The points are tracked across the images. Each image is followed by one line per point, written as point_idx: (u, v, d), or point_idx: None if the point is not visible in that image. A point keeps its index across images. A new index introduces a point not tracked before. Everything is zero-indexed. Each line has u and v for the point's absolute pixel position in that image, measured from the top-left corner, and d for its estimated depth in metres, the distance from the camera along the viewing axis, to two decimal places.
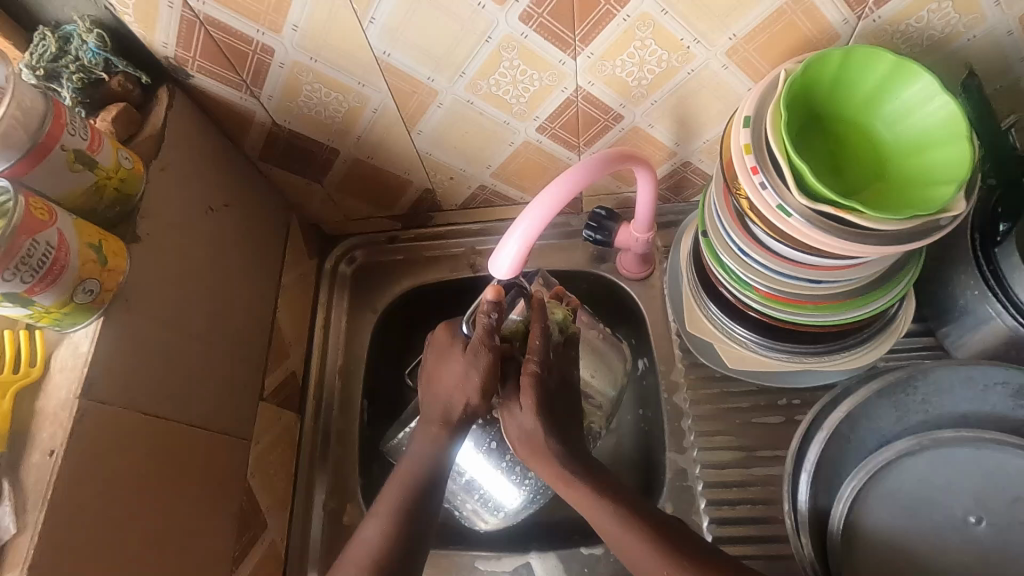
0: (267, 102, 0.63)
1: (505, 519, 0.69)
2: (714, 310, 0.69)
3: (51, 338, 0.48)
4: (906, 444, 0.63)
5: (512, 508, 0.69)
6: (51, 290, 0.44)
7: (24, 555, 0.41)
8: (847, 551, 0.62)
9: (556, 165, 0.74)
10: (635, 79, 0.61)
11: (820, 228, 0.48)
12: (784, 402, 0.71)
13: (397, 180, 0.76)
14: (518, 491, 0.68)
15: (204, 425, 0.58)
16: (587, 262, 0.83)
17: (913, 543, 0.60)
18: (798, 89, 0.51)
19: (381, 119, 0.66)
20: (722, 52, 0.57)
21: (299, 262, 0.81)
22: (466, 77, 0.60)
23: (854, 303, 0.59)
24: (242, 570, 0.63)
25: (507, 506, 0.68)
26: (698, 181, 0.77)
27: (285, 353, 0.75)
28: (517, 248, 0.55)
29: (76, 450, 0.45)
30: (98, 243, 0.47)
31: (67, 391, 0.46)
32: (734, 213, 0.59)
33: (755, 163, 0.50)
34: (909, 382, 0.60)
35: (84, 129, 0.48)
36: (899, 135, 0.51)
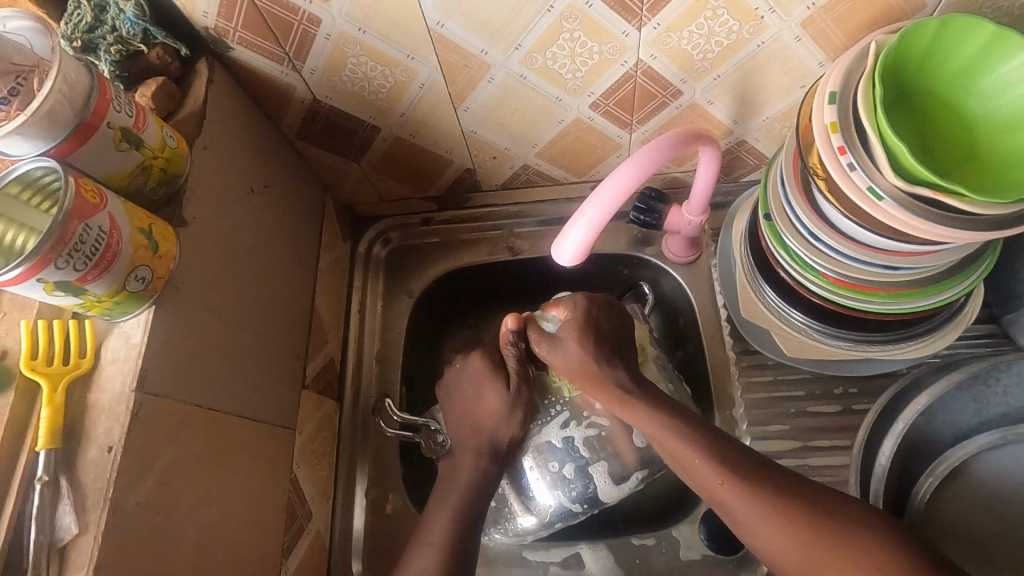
0: (309, 77, 0.60)
1: (516, 532, 0.67)
2: (772, 295, 0.66)
3: (100, 328, 0.45)
4: (990, 436, 0.69)
5: (526, 523, 0.66)
6: (103, 278, 0.41)
7: (88, 557, 0.39)
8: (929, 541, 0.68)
9: (606, 144, 0.70)
10: (700, 52, 0.57)
11: (914, 212, 0.45)
12: (841, 391, 0.69)
13: (436, 160, 0.73)
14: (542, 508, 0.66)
15: (251, 415, 0.57)
16: (630, 246, 0.80)
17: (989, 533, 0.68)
18: (888, 63, 0.47)
19: (427, 95, 0.62)
20: (797, 22, 0.54)
21: (334, 245, 0.79)
22: (523, 49, 0.56)
23: (927, 291, 0.57)
24: (291, 562, 0.62)
25: (523, 517, 0.66)
26: (751, 161, 0.74)
27: (322, 339, 0.73)
28: (584, 233, 0.52)
29: (133, 447, 0.43)
30: (149, 228, 0.44)
31: (120, 384, 0.44)
32: (806, 196, 0.56)
33: (843, 142, 0.47)
34: (991, 374, 0.65)
35: (129, 105, 0.44)
36: (994, 113, 0.48)
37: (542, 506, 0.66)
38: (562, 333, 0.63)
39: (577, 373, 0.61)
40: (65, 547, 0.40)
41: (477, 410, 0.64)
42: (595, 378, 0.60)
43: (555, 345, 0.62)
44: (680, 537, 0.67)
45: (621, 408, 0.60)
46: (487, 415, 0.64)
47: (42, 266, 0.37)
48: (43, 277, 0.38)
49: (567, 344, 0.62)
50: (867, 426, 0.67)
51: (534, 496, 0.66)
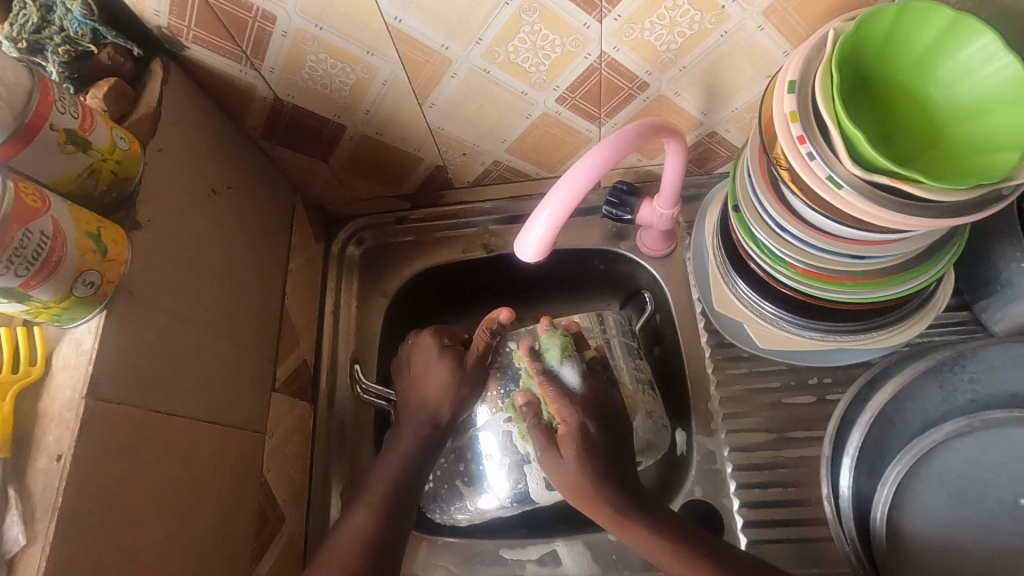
0: (269, 75, 0.59)
1: (466, 513, 0.68)
2: (744, 288, 0.66)
3: (52, 334, 0.45)
4: (956, 425, 0.62)
5: (473, 503, 0.67)
6: (48, 283, 0.40)
7: (36, 568, 0.39)
8: (892, 554, 0.61)
9: (576, 138, 0.70)
10: (664, 43, 0.57)
11: (872, 200, 0.45)
12: (815, 381, 0.69)
13: (405, 158, 0.72)
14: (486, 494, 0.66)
15: (216, 419, 0.56)
16: (605, 240, 0.80)
17: (965, 539, 0.60)
18: (847, 50, 0.47)
19: (391, 91, 0.62)
20: (758, 12, 0.53)
21: (306, 245, 0.78)
22: (483, 44, 0.56)
23: (895, 279, 0.57)
24: (262, 566, 0.61)
25: (472, 499, 0.67)
26: (723, 153, 0.73)
27: (294, 341, 0.72)
28: (545, 228, 0.51)
29: (84, 454, 0.42)
30: (97, 231, 0.43)
31: (71, 391, 0.43)
32: (771, 186, 0.56)
33: (801, 131, 0.46)
34: (957, 362, 0.59)
35: (75, 106, 0.44)
36: (955, 99, 0.47)
37: (492, 492, 0.66)
38: (563, 450, 0.58)
39: (569, 491, 0.59)
40: (14, 558, 0.39)
41: (424, 385, 0.67)
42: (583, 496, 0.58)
43: (553, 459, 0.59)
44: None
45: (615, 525, 0.58)
46: (433, 392, 0.66)
47: None
48: None
49: (566, 459, 0.58)
50: (838, 415, 0.65)
51: (491, 479, 0.66)
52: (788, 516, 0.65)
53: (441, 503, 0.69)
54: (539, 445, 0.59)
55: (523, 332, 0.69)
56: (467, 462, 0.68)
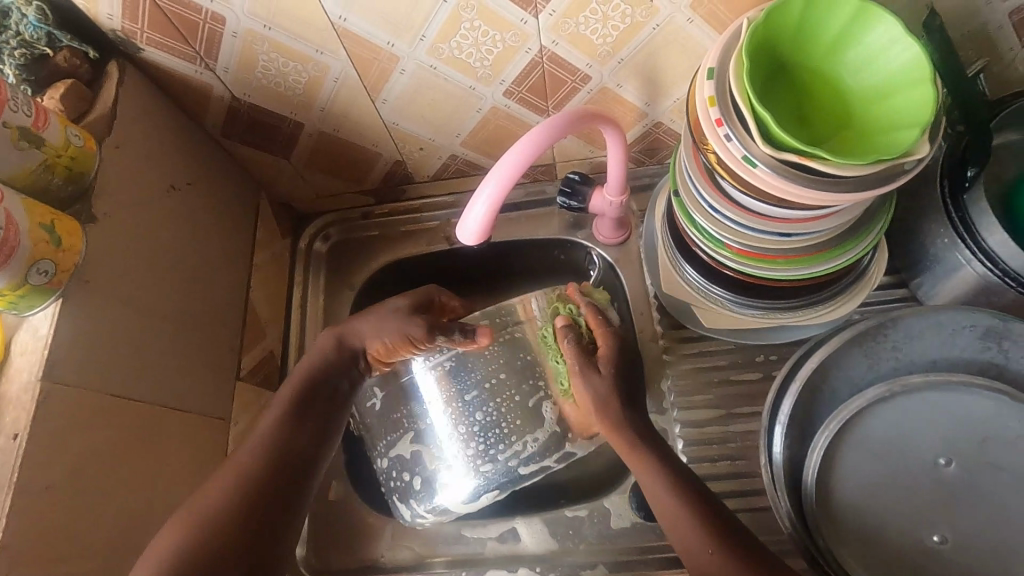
0: (224, 75, 0.61)
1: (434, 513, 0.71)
2: (689, 270, 0.69)
3: (11, 322, 0.47)
4: (877, 392, 0.62)
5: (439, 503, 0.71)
6: (3, 272, 0.42)
7: None
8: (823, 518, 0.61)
9: (526, 131, 0.72)
10: (600, 37, 0.60)
11: (784, 177, 0.48)
12: (762, 358, 0.72)
13: (364, 152, 0.75)
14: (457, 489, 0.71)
15: (177, 404, 0.58)
16: (563, 230, 0.82)
17: (889, 499, 0.60)
18: (761, 39, 0.50)
19: (343, 88, 0.64)
20: (685, 5, 0.56)
21: (272, 241, 0.80)
22: (427, 40, 0.59)
23: (824, 255, 0.60)
24: None
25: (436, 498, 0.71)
26: (671, 142, 0.76)
27: (260, 332, 0.74)
28: (483, 212, 0.54)
29: (41, 432, 0.44)
30: (51, 223, 0.46)
31: (27, 373, 0.45)
32: (703, 170, 0.59)
33: (719, 115, 0.49)
34: (880, 330, 0.60)
35: (28, 105, 0.46)
36: (864, 82, 0.50)
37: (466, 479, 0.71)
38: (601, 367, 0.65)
39: (594, 404, 0.64)
40: None
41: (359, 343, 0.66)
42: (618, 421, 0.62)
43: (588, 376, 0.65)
44: (612, 508, 0.69)
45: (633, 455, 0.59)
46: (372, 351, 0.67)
47: None
48: None
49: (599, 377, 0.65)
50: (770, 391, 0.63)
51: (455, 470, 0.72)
52: (735, 488, 0.67)
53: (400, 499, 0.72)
54: (574, 363, 0.66)
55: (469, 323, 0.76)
56: (421, 463, 0.72)
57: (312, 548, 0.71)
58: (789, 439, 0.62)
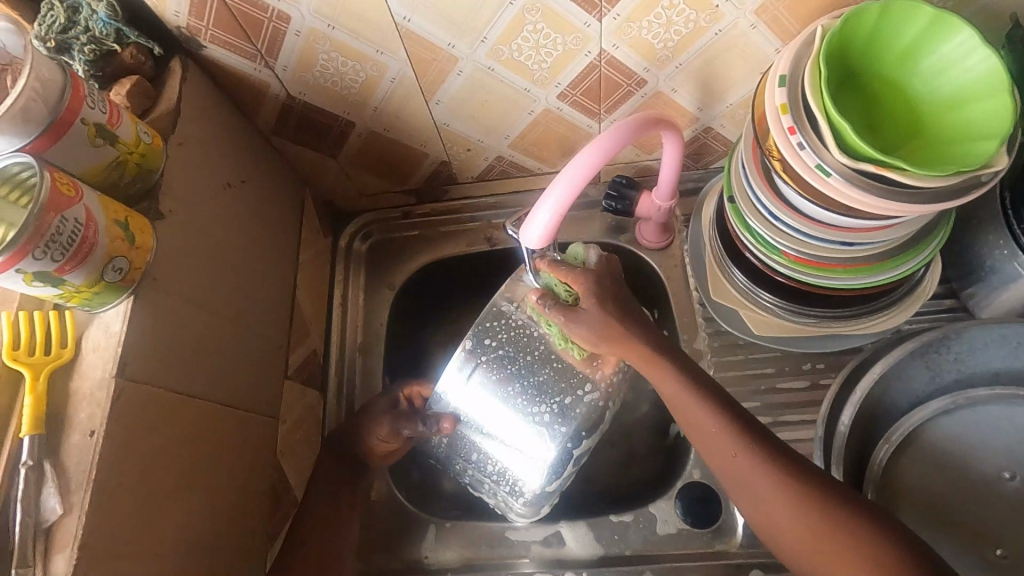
0: (282, 73, 0.61)
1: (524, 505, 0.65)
2: (739, 275, 0.69)
3: (81, 318, 0.47)
4: (942, 403, 0.65)
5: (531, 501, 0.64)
6: (81, 269, 0.42)
7: (73, 535, 0.41)
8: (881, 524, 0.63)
9: (576, 133, 0.72)
10: (661, 41, 0.59)
11: (859, 187, 0.47)
12: (808, 367, 0.71)
13: (411, 152, 0.75)
14: (532, 454, 0.60)
15: (233, 403, 0.58)
16: (605, 233, 0.82)
17: (950, 509, 0.62)
18: (834, 47, 0.49)
19: (399, 88, 0.64)
20: (751, 11, 0.56)
21: (315, 240, 0.80)
22: (488, 42, 0.58)
23: (884, 265, 0.59)
24: (277, 547, 0.63)
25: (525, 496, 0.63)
26: (719, 147, 0.76)
27: (305, 331, 0.74)
28: (548, 218, 0.54)
29: (116, 430, 0.44)
30: (125, 220, 0.46)
31: (101, 371, 0.45)
32: (764, 177, 0.58)
33: (792, 122, 0.49)
34: (942, 342, 0.61)
35: (103, 102, 0.46)
36: (936, 92, 0.50)
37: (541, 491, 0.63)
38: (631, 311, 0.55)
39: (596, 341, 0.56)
40: (50, 527, 0.41)
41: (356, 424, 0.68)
42: (620, 338, 0.57)
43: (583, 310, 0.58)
44: (658, 513, 0.69)
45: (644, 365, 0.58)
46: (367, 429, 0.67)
47: (21, 256, 0.39)
48: (21, 268, 0.39)
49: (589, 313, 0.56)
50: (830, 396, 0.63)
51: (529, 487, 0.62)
52: None
53: (490, 504, 0.67)
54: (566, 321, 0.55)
55: (483, 327, 0.56)
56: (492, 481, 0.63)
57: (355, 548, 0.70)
58: (856, 445, 0.63)
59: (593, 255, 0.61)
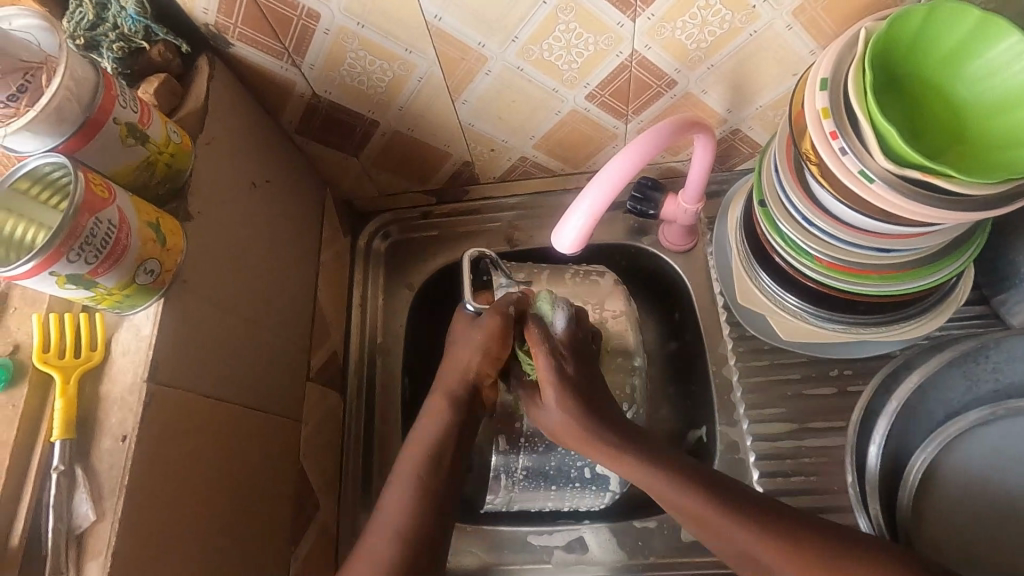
0: (308, 72, 0.60)
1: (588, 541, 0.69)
2: (766, 280, 0.68)
3: (110, 321, 0.46)
4: (981, 414, 0.69)
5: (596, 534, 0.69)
6: (114, 271, 0.42)
7: (106, 542, 0.40)
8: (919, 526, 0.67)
9: (601, 135, 0.71)
10: (694, 42, 0.58)
11: (903, 194, 0.46)
12: (835, 373, 0.70)
13: (434, 153, 0.74)
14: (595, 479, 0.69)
15: (258, 406, 0.58)
16: (626, 236, 0.81)
17: (987, 515, 0.66)
18: (877, 50, 0.48)
19: (426, 88, 0.63)
20: (788, 11, 0.55)
21: (335, 240, 0.79)
22: (519, 42, 0.57)
23: (920, 272, 0.58)
24: (300, 550, 0.63)
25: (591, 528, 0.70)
26: (745, 150, 0.75)
27: (326, 332, 0.74)
28: (582, 222, 0.54)
29: (147, 435, 0.43)
30: (156, 222, 0.45)
31: (132, 375, 0.44)
32: (799, 181, 0.57)
33: (834, 127, 0.48)
34: (980, 352, 0.66)
35: (134, 101, 0.45)
36: (981, 96, 0.49)
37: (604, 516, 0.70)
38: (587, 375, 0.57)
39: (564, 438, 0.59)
40: (82, 534, 0.41)
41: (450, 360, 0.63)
42: (578, 433, 0.59)
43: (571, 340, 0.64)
44: None
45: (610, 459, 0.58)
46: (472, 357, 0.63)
47: (55, 259, 0.38)
48: (55, 271, 0.39)
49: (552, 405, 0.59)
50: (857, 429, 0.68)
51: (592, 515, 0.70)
52: (811, 504, 0.66)
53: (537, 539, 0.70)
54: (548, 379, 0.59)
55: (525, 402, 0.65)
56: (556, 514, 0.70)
57: None
58: (891, 448, 0.69)
59: (561, 319, 0.64)
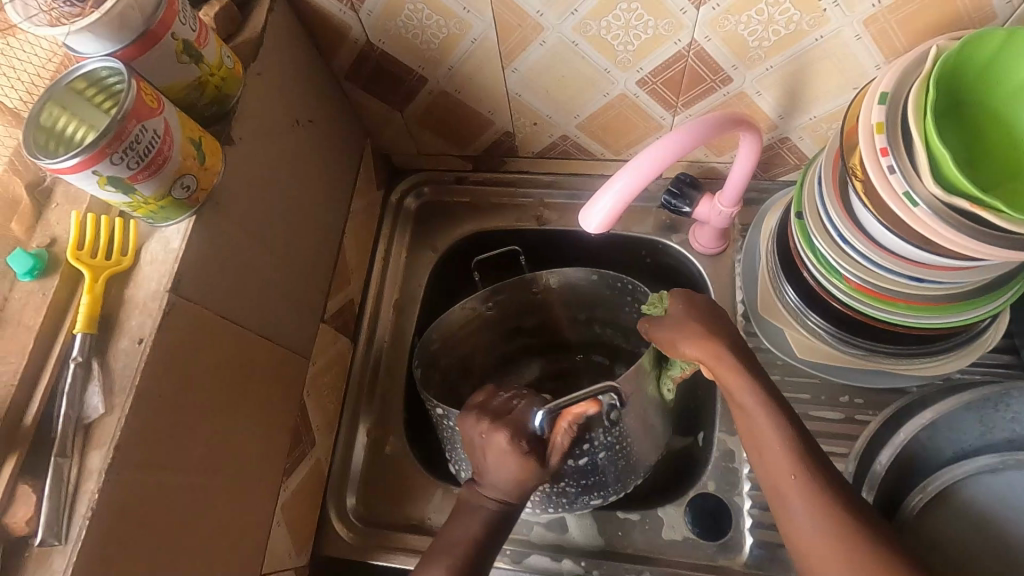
0: (366, 18, 0.61)
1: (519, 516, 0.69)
2: (791, 294, 0.67)
3: (143, 230, 0.48)
4: (991, 461, 0.63)
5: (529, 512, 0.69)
6: (153, 180, 0.43)
7: (112, 434, 0.42)
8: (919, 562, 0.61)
9: (647, 124, 0.70)
10: (756, 39, 0.57)
11: (946, 221, 0.45)
12: (846, 400, 0.67)
13: (478, 119, 0.74)
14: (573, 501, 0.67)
15: (271, 336, 0.59)
16: (656, 231, 0.80)
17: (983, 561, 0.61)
18: (945, 71, 0.47)
19: (479, 50, 0.63)
20: (859, 20, 0.53)
21: (368, 191, 0.80)
22: (578, 15, 0.57)
23: (952, 308, 0.56)
24: (291, 482, 0.64)
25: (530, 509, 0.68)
26: (791, 160, 0.73)
27: (346, 279, 0.75)
28: (612, 204, 0.54)
29: (164, 340, 0.45)
30: (198, 140, 0.47)
31: (156, 284, 0.46)
32: (840, 196, 0.56)
33: (886, 144, 0.46)
34: (1001, 398, 0.61)
35: (194, 20, 0.46)
36: None
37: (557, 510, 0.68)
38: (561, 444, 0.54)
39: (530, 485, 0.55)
40: (91, 424, 0.43)
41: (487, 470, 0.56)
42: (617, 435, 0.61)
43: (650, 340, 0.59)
44: (665, 518, 0.68)
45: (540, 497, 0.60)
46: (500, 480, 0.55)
47: (99, 159, 0.39)
48: (98, 170, 0.40)
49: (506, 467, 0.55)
50: (869, 433, 0.65)
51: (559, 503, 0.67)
52: None
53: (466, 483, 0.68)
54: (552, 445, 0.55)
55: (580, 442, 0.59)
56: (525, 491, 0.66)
57: (362, 495, 0.72)
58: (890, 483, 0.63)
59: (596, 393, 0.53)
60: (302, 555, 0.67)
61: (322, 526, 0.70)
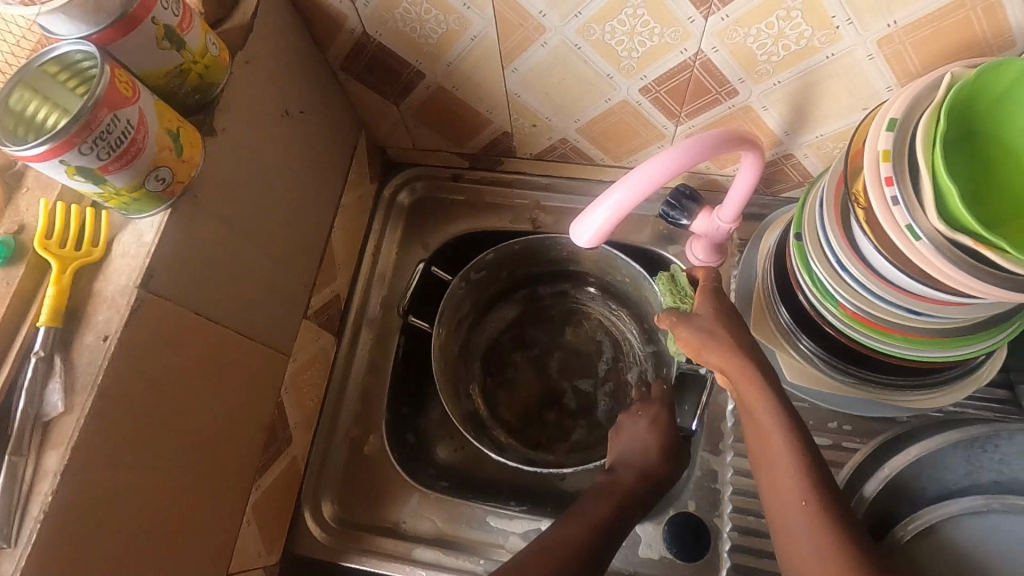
0: (362, 8, 0.58)
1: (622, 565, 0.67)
2: (785, 315, 0.65)
3: (116, 221, 0.46)
4: (974, 503, 0.60)
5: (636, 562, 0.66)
6: (125, 172, 0.41)
7: (70, 435, 0.41)
8: None
9: (648, 131, 0.68)
10: (765, 53, 0.54)
11: (947, 258, 0.43)
12: (833, 426, 0.67)
13: (476, 118, 0.72)
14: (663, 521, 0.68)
15: (250, 332, 0.58)
16: (653, 240, 0.79)
17: None
18: (957, 100, 0.45)
19: (478, 47, 0.61)
20: (873, 39, 0.51)
21: (360, 184, 0.78)
22: (582, 18, 0.54)
23: (949, 342, 0.54)
24: (265, 480, 0.63)
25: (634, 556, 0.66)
26: (795, 177, 0.71)
27: (332, 274, 0.73)
28: (607, 216, 0.52)
29: (131, 337, 0.44)
30: (177, 131, 0.45)
31: (126, 278, 0.44)
32: (840, 220, 0.54)
33: (891, 173, 0.44)
34: (991, 439, 0.61)
35: (176, 4, 0.44)
36: None
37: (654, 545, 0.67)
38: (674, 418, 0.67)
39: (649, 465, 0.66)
40: (50, 422, 0.41)
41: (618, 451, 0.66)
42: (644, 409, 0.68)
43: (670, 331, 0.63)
44: (643, 535, 0.67)
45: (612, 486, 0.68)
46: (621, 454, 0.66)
47: (66, 148, 0.38)
48: (66, 160, 0.38)
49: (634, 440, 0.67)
50: (854, 463, 0.65)
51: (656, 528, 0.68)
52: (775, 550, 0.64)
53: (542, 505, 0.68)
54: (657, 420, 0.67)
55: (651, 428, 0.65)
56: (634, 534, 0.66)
57: (338, 494, 0.71)
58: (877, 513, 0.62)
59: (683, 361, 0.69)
60: (273, 553, 0.66)
61: (295, 524, 0.69)
